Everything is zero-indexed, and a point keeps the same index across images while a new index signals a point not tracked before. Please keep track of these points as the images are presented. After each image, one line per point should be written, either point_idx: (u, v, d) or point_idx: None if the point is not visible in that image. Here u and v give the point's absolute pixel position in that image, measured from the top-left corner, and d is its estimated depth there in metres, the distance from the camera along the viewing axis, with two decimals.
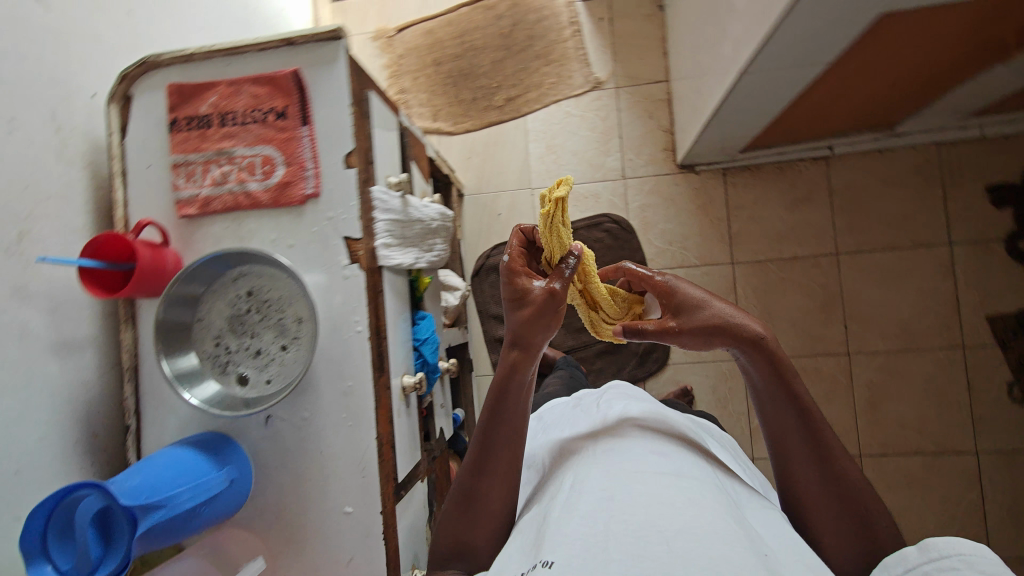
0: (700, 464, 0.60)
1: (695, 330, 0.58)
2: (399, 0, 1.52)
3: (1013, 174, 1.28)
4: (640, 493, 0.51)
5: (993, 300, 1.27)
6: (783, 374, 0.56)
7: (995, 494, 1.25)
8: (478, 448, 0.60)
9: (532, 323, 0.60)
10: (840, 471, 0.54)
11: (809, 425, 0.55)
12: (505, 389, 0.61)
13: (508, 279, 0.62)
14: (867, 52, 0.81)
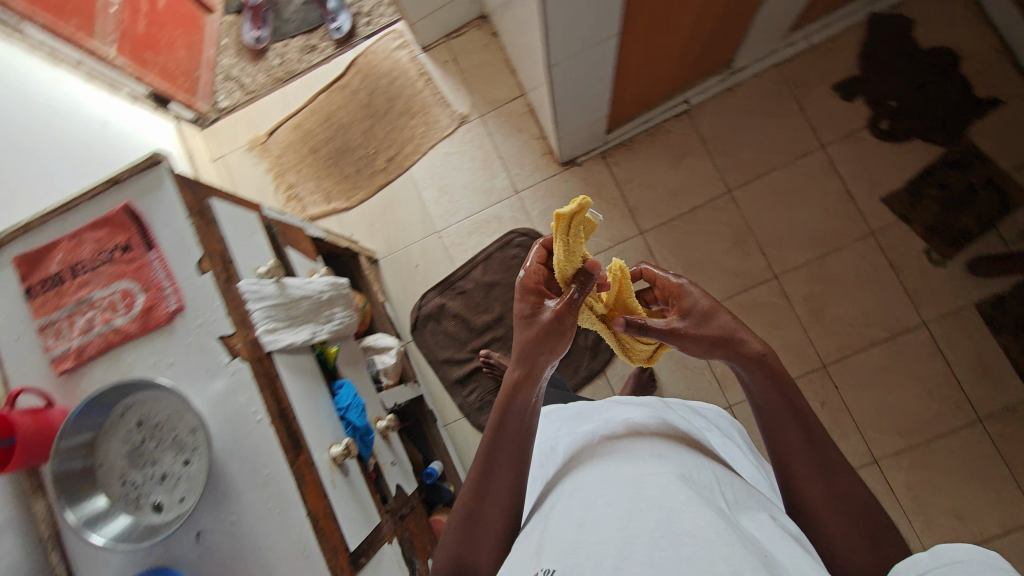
0: (700, 468, 0.63)
1: (698, 341, 0.62)
2: (261, 108, 1.60)
3: (850, 67, 1.37)
4: (646, 500, 0.54)
5: (880, 182, 1.34)
6: (783, 381, 0.60)
7: (957, 356, 1.28)
8: (486, 465, 0.65)
9: (536, 341, 0.66)
10: (839, 475, 0.56)
11: (810, 428, 0.58)
12: (507, 410, 0.65)
13: (524, 299, 0.68)
14: (646, 13, 0.89)
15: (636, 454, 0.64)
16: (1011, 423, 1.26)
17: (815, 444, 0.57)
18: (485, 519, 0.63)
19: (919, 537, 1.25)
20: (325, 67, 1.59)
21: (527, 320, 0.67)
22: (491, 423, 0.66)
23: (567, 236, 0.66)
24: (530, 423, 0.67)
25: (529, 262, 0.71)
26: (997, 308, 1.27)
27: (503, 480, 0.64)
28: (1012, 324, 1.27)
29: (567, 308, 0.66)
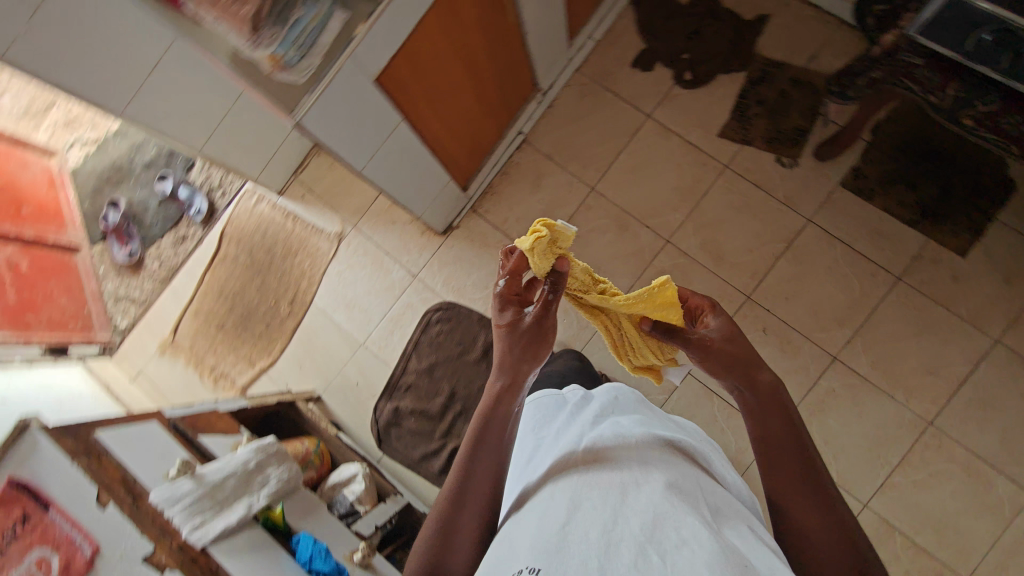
0: (685, 465, 0.64)
1: (719, 358, 0.67)
2: (159, 311, 1.66)
3: (636, 44, 1.51)
4: (637, 502, 0.56)
5: (710, 122, 1.45)
6: (783, 403, 0.64)
7: (850, 233, 1.36)
8: (466, 475, 0.64)
9: (518, 345, 0.69)
10: (828, 493, 0.59)
11: (800, 447, 0.61)
12: (488, 420, 0.67)
13: (508, 308, 0.70)
14: (418, 94, 0.99)
15: (628, 449, 0.64)
16: (925, 267, 1.33)
17: (810, 465, 0.60)
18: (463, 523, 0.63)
19: (907, 404, 1.30)
20: (200, 249, 1.67)
21: (510, 327, 0.69)
22: (472, 433, 0.67)
23: (536, 255, 0.70)
24: (510, 429, 0.68)
25: (502, 270, 0.72)
26: (860, 177, 1.37)
27: (482, 485, 0.65)
28: (879, 185, 1.36)
29: (544, 311, 0.70)
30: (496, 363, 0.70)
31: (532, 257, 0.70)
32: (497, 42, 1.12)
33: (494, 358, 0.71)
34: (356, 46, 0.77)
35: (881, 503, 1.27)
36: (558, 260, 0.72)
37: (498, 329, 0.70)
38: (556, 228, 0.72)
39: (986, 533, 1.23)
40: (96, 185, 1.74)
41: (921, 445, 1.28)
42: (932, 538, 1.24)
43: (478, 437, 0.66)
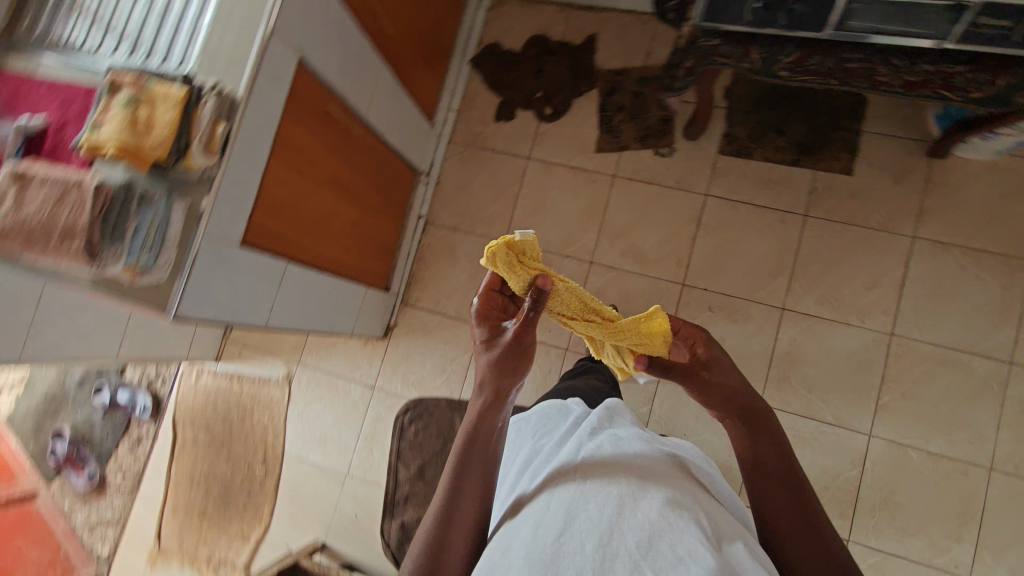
0: (679, 477, 0.64)
1: (715, 389, 0.71)
2: (138, 523, 1.61)
3: (491, 102, 1.60)
4: (638, 510, 0.56)
5: (584, 143, 1.52)
6: (774, 433, 0.68)
7: (746, 192, 1.42)
8: (453, 490, 0.63)
9: (501, 364, 0.66)
10: (818, 519, 0.62)
11: (793, 478, 0.65)
12: (472, 437, 0.65)
13: (488, 322, 0.69)
14: (294, 233, 1.01)
15: (625, 459, 0.64)
16: (824, 196, 1.39)
17: (802, 496, 0.63)
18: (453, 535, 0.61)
19: (865, 324, 1.32)
20: (158, 446, 1.63)
21: (489, 340, 0.68)
22: (459, 448, 0.65)
23: (501, 267, 0.63)
24: (494, 440, 0.66)
25: (481, 287, 0.71)
26: (735, 141, 1.44)
27: (472, 497, 0.63)
28: (753, 141, 1.43)
29: (523, 327, 0.66)
30: (478, 381, 0.68)
31: (501, 271, 0.64)
32: (354, 157, 1.17)
33: (476, 374, 0.68)
34: (206, 226, 0.77)
35: (882, 427, 1.28)
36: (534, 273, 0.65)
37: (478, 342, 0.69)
38: (516, 241, 0.64)
39: (986, 416, 1.24)
40: (36, 421, 1.59)
41: (892, 357, 1.30)
42: (942, 441, 1.25)
43: (464, 454, 0.64)
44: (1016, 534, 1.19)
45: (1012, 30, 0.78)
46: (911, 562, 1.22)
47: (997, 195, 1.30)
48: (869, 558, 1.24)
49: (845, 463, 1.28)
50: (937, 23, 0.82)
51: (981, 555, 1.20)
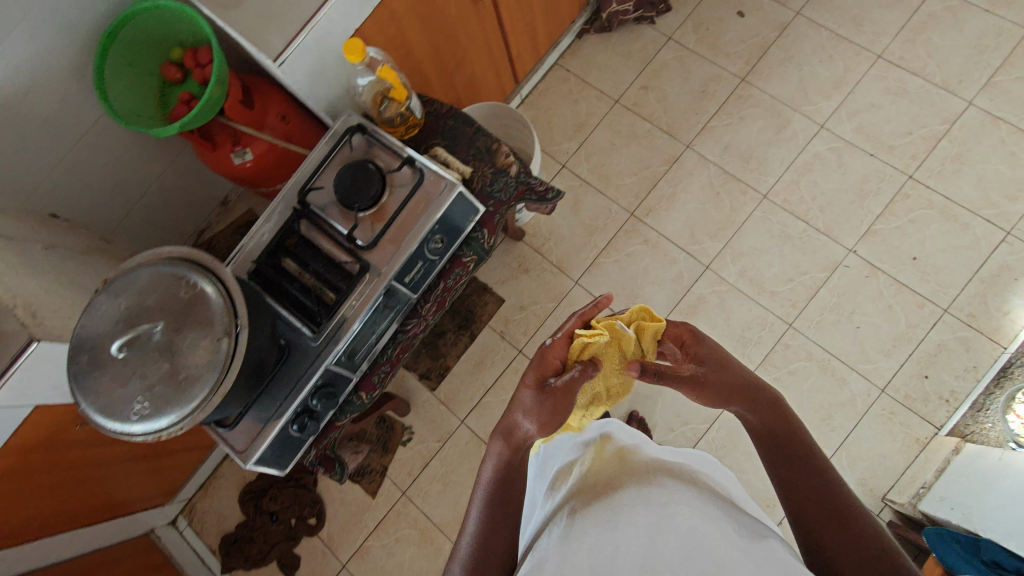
0: (695, 484, 0.68)
1: (718, 382, 0.74)
2: None
3: (272, 569, 1.49)
4: (658, 498, 0.63)
5: (360, 504, 1.48)
6: (782, 416, 0.72)
7: (477, 388, 1.50)
8: (483, 520, 0.69)
9: (542, 411, 0.75)
10: (837, 492, 0.63)
11: (810, 457, 0.66)
12: (505, 479, 0.73)
13: (537, 370, 0.78)
14: None
15: (652, 482, 0.67)
16: (511, 329, 1.51)
17: (821, 475, 0.64)
18: (489, 553, 0.67)
19: None
20: None
21: (536, 388, 0.76)
22: (489, 479, 0.73)
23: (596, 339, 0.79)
24: (517, 475, 0.74)
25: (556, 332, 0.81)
26: (430, 372, 1.52)
27: (501, 526, 0.70)
28: (438, 358, 1.53)
29: (570, 386, 0.76)
30: (514, 410, 0.77)
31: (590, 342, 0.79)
32: None
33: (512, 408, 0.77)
34: None
35: None
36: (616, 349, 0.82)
37: (529, 385, 0.77)
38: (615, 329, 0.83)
39: (743, 309, 1.41)
40: None
41: None
42: (756, 349, 1.37)
43: (493, 492, 0.72)
44: (853, 336, 1.33)
45: (427, 260, 0.95)
46: (857, 430, 1.28)
47: (572, 211, 1.55)
48: (842, 462, 1.27)
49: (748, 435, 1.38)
50: (395, 304, 0.96)
51: (865, 371, 1.31)
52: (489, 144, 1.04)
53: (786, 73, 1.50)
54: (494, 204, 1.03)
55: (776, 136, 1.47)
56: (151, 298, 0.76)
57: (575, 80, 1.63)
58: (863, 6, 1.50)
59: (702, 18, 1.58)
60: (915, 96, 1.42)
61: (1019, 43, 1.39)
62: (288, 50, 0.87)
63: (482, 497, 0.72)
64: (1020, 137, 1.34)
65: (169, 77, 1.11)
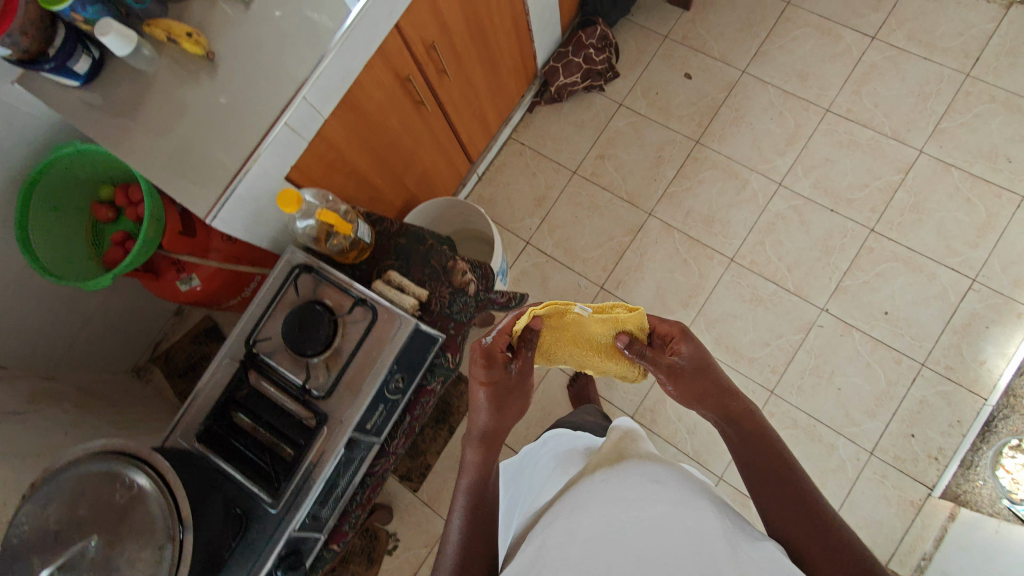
0: (675, 471, 0.63)
1: (695, 379, 0.73)
2: None
3: None
4: (656, 493, 0.55)
5: None
6: (760, 424, 0.69)
7: None
8: (464, 524, 0.71)
9: (505, 402, 0.82)
10: (812, 499, 0.59)
11: (786, 463, 0.63)
12: (480, 482, 0.76)
13: (493, 366, 0.81)
14: None
15: (634, 473, 0.61)
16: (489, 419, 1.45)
17: (796, 482, 0.61)
18: (474, 551, 0.67)
19: None
20: None
21: (497, 383, 0.80)
22: (466, 485, 0.77)
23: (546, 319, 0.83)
24: (493, 478, 0.78)
25: (500, 325, 0.84)
26: (411, 472, 1.46)
27: (479, 526, 0.71)
28: (418, 456, 1.46)
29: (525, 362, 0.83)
30: (480, 405, 0.82)
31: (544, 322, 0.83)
32: None
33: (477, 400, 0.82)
34: None
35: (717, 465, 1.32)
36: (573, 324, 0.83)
37: (485, 380, 0.81)
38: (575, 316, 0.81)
39: None
40: None
41: (654, 424, 1.43)
42: None
43: (473, 497, 0.74)
44: (834, 399, 1.31)
45: (387, 400, 0.89)
46: (851, 497, 1.25)
47: (541, 288, 1.51)
48: None
49: (743, 508, 1.35)
50: (359, 451, 0.89)
51: (852, 435, 1.28)
52: (444, 262, 1.00)
53: (738, 133, 1.50)
54: (455, 325, 0.98)
55: (736, 198, 1.46)
56: (82, 507, 0.69)
57: (531, 153, 1.61)
58: (806, 60, 1.50)
59: (649, 83, 1.58)
60: (867, 148, 1.42)
61: (961, 88, 1.41)
62: (217, 208, 0.83)
63: (461, 501, 0.74)
64: (974, 183, 1.35)
65: (99, 216, 1.04)
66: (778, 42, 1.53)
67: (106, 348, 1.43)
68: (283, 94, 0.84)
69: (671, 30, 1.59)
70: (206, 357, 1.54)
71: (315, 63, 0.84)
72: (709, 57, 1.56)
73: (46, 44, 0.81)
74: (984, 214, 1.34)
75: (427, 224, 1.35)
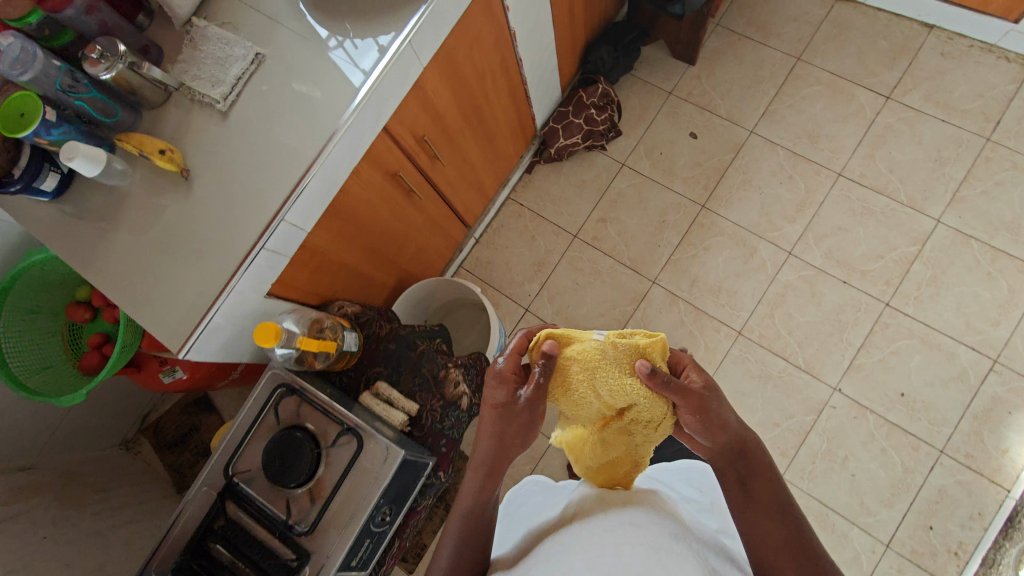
0: (657, 517, 0.68)
1: (711, 408, 0.69)
2: None
3: None
4: (630, 530, 0.63)
5: None
6: (763, 463, 0.69)
7: None
8: (454, 555, 0.69)
9: (509, 429, 0.75)
10: (812, 548, 0.63)
11: (786, 509, 0.66)
12: (477, 510, 0.72)
13: (501, 388, 0.76)
14: None
15: (618, 521, 0.66)
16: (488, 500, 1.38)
17: (796, 530, 0.64)
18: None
19: None
20: None
21: (503, 408, 0.75)
22: (460, 513, 0.72)
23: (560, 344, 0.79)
24: (488, 510, 0.73)
25: (508, 350, 0.79)
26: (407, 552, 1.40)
27: (469, 555, 0.70)
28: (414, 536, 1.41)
29: (537, 390, 0.75)
30: (484, 436, 0.75)
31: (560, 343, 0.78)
32: None
33: (481, 429, 0.76)
34: None
35: None
36: (591, 348, 0.75)
37: (494, 406, 0.76)
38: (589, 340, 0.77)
39: None
40: None
41: None
42: None
43: (465, 524, 0.71)
44: (848, 486, 1.24)
45: (373, 535, 0.84)
46: None
47: None
48: None
49: None
50: None
51: (867, 526, 1.22)
52: (436, 373, 0.96)
53: (745, 198, 1.44)
54: (447, 443, 0.93)
55: (744, 267, 1.40)
56: None
57: (530, 215, 1.54)
58: (818, 121, 1.44)
59: (652, 142, 1.52)
60: (881, 217, 1.36)
61: (980, 153, 1.34)
62: (190, 340, 0.78)
63: (454, 530, 0.71)
64: (995, 256, 1.29)
65: (74, 318, 1.00)
66: (788, 100, 1.46)
67: (91, 425, 1.39)
68: (263, 216, 0.80)
69: (676, 85, 1.53)
70: (195, 428, 1.50)
71: (296, 184, 0.80)
72: (716, 116, 1.50)
73: (10, 165, 0.77)
74: (1005, 290, 1.27)
75: (420, 302, 1.29)
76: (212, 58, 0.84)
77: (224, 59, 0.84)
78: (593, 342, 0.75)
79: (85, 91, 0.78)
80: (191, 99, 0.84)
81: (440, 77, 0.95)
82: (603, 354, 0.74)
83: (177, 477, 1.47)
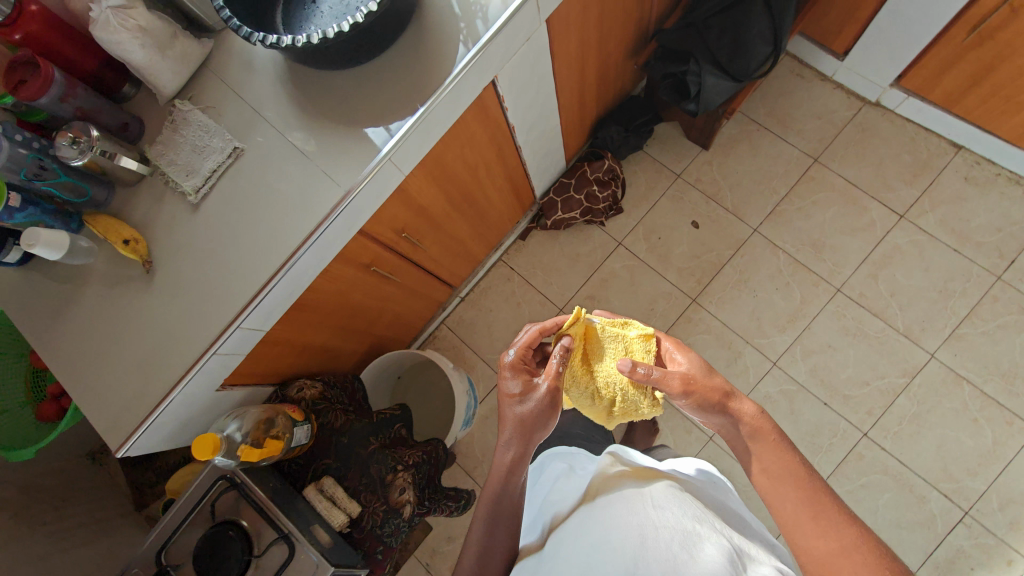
0: (677, 494, 0.67)
1: (704, 389, 0.70)
2: None
3: None
4: (655, 517, 0.60)
5: None
6: (769, 434, 0.70)
7: None
8: (485, 535, 0.73)
9: (529, 425, 0.75)
10: (828, 504, 0.65)
11: (799, 471, 0.67)
12: (503, 492, 0.75)
13: (518, 377, 0.77)
14: None
15: (638, 498, 0.65)
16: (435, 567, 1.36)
17: (810, 490, 0.66)
18: (490, 556, 0.73)
19: None
20: None
21: (522, 399, 0.75)
22: (489, 494, 0.75)
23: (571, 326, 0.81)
24: (510, 498, 0.75)
25: (520, 338, 0.80)
26: None
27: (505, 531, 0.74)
28: None
29: (554, 384, 0.75)
30: (509, 431, 0.75)
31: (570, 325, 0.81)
32: None
33: (503, 417, 0.77)
34: None
35: None
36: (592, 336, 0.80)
37: (513, 394, 0.76)
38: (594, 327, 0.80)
39: None
40: None
41: None
42: None
43: (494, 508, 0.74)
44: None
45: None
46: None
47: None
48: None
49: None
50: None
51: None
52: (384, 475, 0.94)
53: (738, 298, 1.40)
54: (384, 550, 0.94)
55: (726, 370, 1.36)
56: None
57: (520, 281, 1.52)
58: (825, 230, 1.39)
59: (653, 224, 1.48)
60: (874, 342, 1.31)
61: (988, 292, 1.29)
62: (129, 441, 0.80)
63: (484, 511, 0.74)
64: (984, 403, 1.25)
65: (38, 364, 1.01)
66: (798, 203, 1.41)
67: (58, 439, 1.42)
68: (218, 321, 0.79)
69: (685, 169, 1.48)
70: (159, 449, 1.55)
71: (256, 294, 0.79)
72: (721, 207, 1.45)
73: None
74: (989, 439, 1.23)
75: (390, 365, 1.28)
76: (190, 144, 0.82)
77: (201, 149, 0.82)
78: (592, 329, 0.80)
79: (52, 177, 0.76)
80: (165, 184, 0.83)
81: (425, 178, 0.92)
82: (601, 342, 0.80)
83: (136, 494, 1.54)
